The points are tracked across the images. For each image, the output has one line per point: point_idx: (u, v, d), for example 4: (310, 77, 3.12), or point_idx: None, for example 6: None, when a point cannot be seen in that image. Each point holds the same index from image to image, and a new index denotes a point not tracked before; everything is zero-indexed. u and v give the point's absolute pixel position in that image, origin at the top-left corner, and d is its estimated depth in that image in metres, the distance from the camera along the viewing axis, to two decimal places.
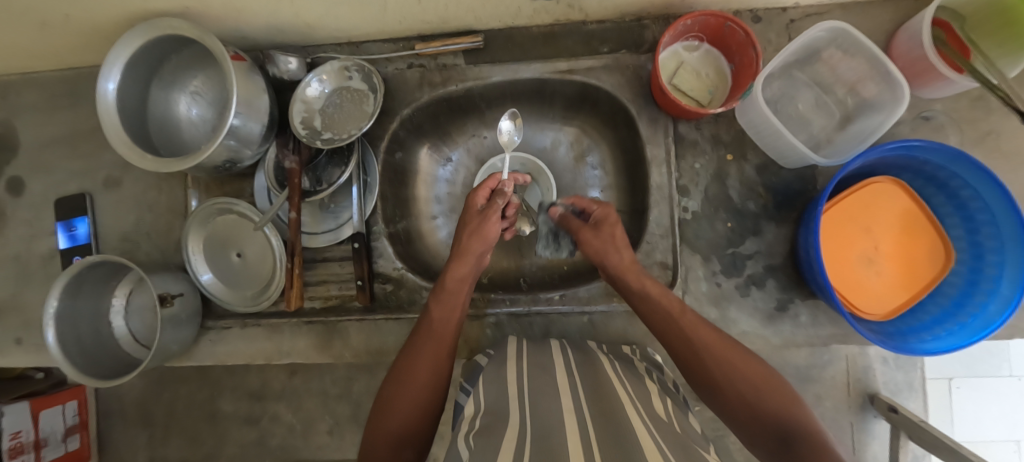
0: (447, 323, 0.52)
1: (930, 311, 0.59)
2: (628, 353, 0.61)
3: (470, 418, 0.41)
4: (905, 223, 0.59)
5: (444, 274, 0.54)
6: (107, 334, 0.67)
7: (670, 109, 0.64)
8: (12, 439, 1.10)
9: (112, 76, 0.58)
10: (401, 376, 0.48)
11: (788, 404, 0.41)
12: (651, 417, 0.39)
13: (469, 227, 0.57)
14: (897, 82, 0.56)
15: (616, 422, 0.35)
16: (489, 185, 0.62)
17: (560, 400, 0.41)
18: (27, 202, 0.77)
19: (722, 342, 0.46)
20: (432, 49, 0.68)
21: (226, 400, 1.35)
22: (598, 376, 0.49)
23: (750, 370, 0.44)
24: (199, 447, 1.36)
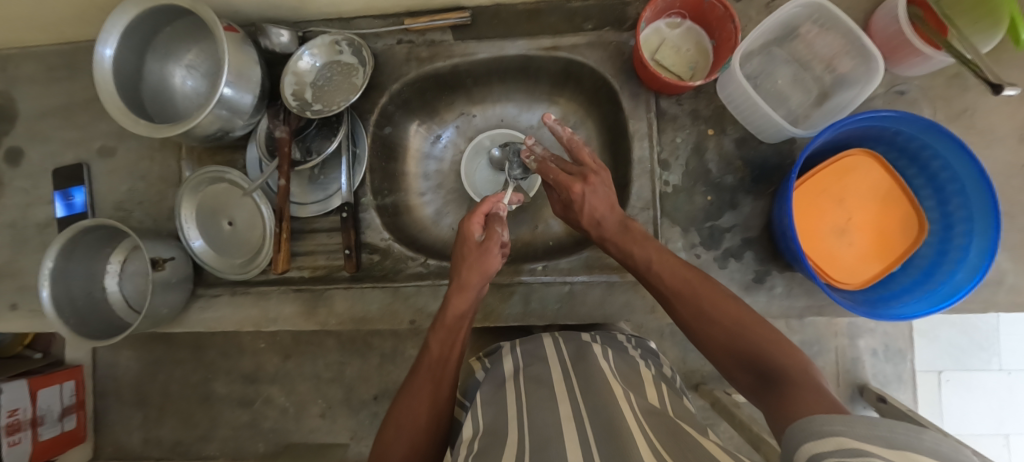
0: (446, 359, 0.53)
1: (902, 280, 0.60)
2: (624, 341, 0.60)
3: (467, 441, 0.42)
4: (879, 194, 0.60)
5: (444, 310, 0.55)
6: (100, 298, 0.69)
7: (652, 83, 0.65)
8: (10, 417, 1.09)
9: (110, 43, 0.61)
10: (399, 415, 0.48)
11: (769, 339, 0.42)
12: (646, 412, 0.40)
13: (469, 260, 0.56)
14: (872, 55, 0.58)
15: (611, 427, 0.36)
16: (483, 210, 0.60)
17: (557, 407, 0.42)
18: (24, 172, 0.79)
19: (698, 289, 0.48)
20: (420, 24, 0.70)
21: (219, 382, 1.36)
22: (589, 368, 0.49)
23: (728, 313, 0.44)
24: (192, 428, 1.38)
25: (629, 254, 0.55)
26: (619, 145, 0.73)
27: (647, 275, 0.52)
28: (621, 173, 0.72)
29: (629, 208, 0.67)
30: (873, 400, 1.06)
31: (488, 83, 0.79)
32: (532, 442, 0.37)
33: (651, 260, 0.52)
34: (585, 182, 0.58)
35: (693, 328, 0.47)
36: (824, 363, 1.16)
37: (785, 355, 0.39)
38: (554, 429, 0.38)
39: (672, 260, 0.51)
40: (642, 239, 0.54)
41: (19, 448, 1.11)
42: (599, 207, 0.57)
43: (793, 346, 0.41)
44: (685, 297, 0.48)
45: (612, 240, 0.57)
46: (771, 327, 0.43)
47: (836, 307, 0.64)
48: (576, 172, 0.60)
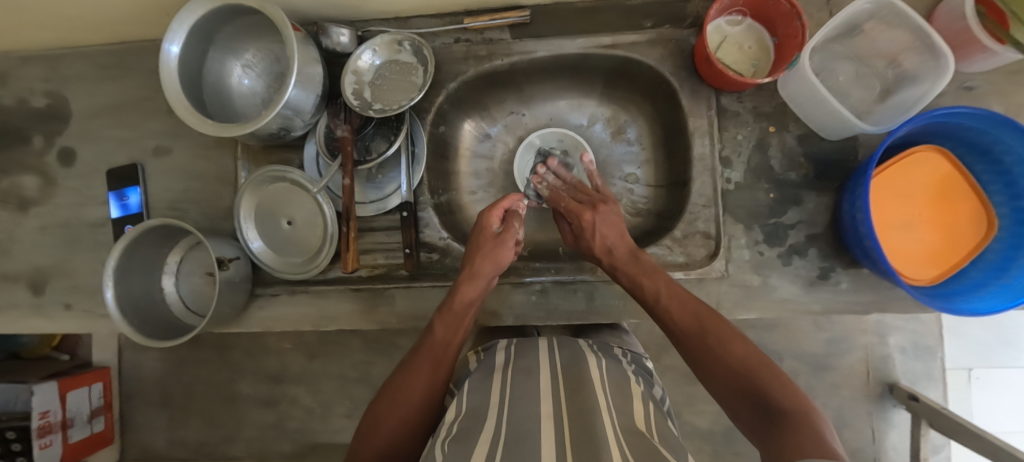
0: (448, 343, 0.54)
1: (972, 275, 0.60)
2: (619, 355, 0.63)
3: (449, 423, 0.44)
4: (946, 191, 0.60)
5: (453, 296, 0.57)
6: (159, 298, 0.69)
7: (714, 80, 0.65)
8: (41, 419, 1.10)
9: (176, 40, 0.60)
10: (396, 389, 0.49)
11: (774, 377, 0.42)
12: (624, 416, 0.42)
13: (485, 250, 0.60)
14: (939, 52, 0.58)
15: (586, 422, 0.38)
16: (504, 205, 0.65)
17: (540, 404, 0.43)
18: (76, 172, 0.79)
19: (707, 325, 0.49)
20: (480, 23, 0.70)
21: (243, 382, 1.36)
22: (579, 372, 0.50)
23: (734, 350, 0.45)
24: (219, 430, 1.37)
25: (638, 284, 0.57)
26: (675, 142, 0.74)
27: (656, 307, 0.54)
28: (679, 171, 0.73)
29: (690, 206, 0.68)
30: (904, 397, 1.06)
31: (540, 82, 0.79)
32: (508, 433, 0.38)
33: (660, 291, 0.54)
34: (595, 211, 0.64)
35: (699, 362, 0.47)
36: (852, 361, 1.17)
37: (784, 393, 0.39)
38: (534, 424, 0.39)
39: (684, 295, 0.53)
40: (652, 270, 0.57)
41: (50, 450, 1.12)
42: (609, 235, 0.62)
43: (797, 388, 0.41)
44: (694, 332, 0.49)
45: (623, 269, 0.59)
46: (776, 369, 0.43)
47: (901, 302, 0.64)
48: (587, 201, 0.67)
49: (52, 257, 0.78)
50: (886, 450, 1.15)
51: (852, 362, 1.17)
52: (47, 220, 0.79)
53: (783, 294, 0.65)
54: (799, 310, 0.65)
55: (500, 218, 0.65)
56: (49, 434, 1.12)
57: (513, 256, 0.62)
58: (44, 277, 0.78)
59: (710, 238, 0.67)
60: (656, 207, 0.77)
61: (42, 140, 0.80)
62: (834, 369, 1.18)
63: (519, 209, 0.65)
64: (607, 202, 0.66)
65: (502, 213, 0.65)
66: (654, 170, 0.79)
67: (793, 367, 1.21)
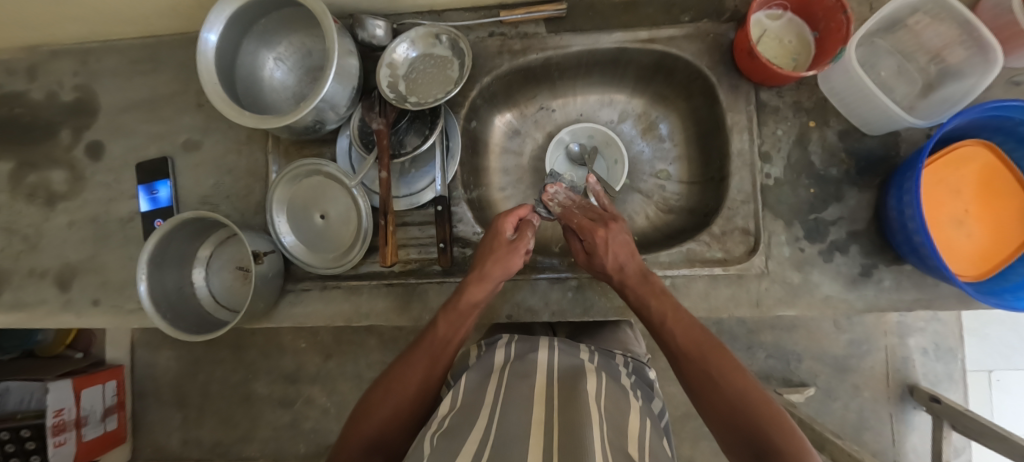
0: (448, 342, 0.53)
1: (1021, 272, 0.58)
2: (619, 367, 0.59)
3: (442, 417, 0.43)
4: (995, 186, 0.59)
5: (459, 296, 0.55)
6: (190, 293, 0.68)
7: (755, 75, 0.64)
8: (55, 417, 1.09)
9: (214, 28, 0.60)
10: (392, 380, 0.50)
11: (773, 416, 0.40)
12: (615, 429, 0.38)
13: (497, 254, 0.57)
14: (988, 46, 0.57)
15: (575, 433, 0.35)
16: (518, 213, 0.61)
17: (532, 411, 0.41)
18: (106, 166, 0.78)
19: (709, 355, 0.47)
20: (516, 17, 0.69)
21: (259, 382, 1.35)
22: (573, 382, 0.47)
23: (735, 385, 0.43)
24: (233, 429, 1.36)
25: (645, 304, 0.54)
26: (711, 138, 0.73)
27: (659, 329, 0.52)
28: (716, 167, 0.72)
29: (728, 201, 0.67)
30: (927, 399, 1.05)
31: (572, 77, 0.79)
32: (495, 438, 0.36)
33: (665, 315, 0.52)
34: (607, 228, 0.57)
35: (697, 393, 0.46)
36: (873, 363, 1.16)
37: (782, 437, 0.38)
38: (523, 430, 0.38)
39: (689, 320, 0.51)
40: (661, 292, 0.54)
41: (65, 448, 1.11)
42: (620, 254, 0.57)
43: (798, 433, 0.39)
44: (695, 361, 0.47)
45: (631, 288, 0.56)
46: (775, 410, 0.41)
47: (946, 300, 0.63)
48: (599, 218, 0.60)
49: (80, 252, 0.78)
50: (908, 452, 1.13)
51: (872, 365, 1.16)
52: (75, 215, 0.78)
53: (825, 292, 0.64)
54: (841, 307, 0.64)
55: (514, 226, 0.61)
56: (64, 432, 1.11)
57: (522, 263, 0.60)
58: (72, 272, 0.77)
59: (749, 234, 0.66)
60: (689, 203, 0.77)
61: (71, 135, 0.80)
62: (855, 370, 1.17)
63: (533, 220, 0.62)
64: (618, 220, 0.60)
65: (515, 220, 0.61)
66: (688, 166, 0.79)
67: (814, 368, 1.19)
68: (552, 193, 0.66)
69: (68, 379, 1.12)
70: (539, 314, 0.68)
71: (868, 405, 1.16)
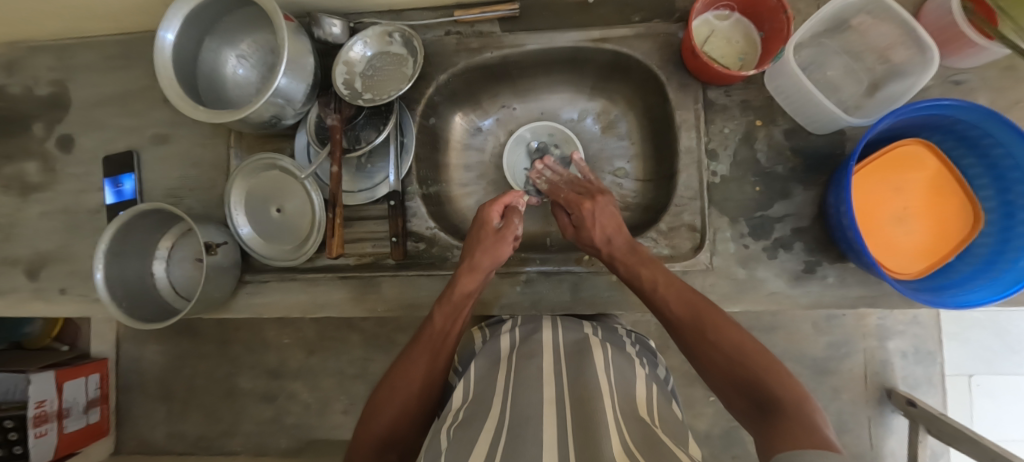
0: (447, 334, 0.56)
1: (960, 270, 0.60)
2: (624, 337, 0.62)
3: (455, 409, 0.44)
4: (934, 183, 0.60)
5: (453, 287, 0.58)
6: (150, 282, 0.70)
7: (700, 74, 0.66)
8: (37, 408, 1.10)
9: (171, 28, 0.61)
10: (397, 376, 0.52)
11: (771, 368, 0.41)
12: (626, 402, 0.43)
13: (485, 244, 0.61)
14: (925, 46, 0.57)
15: (587, 410, 0.39)
16: (506, 201, 0.67)
17: (543, 390, 0.43)
18: (77, 159, 0.80)
19: (704, 313, 0.48)
20: (471, 15, 0.71)
21: (241, 377, 1.36)
22: (581, 358, 0.50)
23: (730, 340, 0.44)
24: (214, 426, 1.37)
25: (636, 275, 0.56)
26: (665, 136, 0.74)
27: (652, 296, 0.54)
28: (667, 164, 0.73)
29: (677, 198, 0.68)
30: (903, 403, 1.02)
31: (533, 75, 0.79)
32: (511, 418, 0.39)
33: (657, 282, 0.54)
34: (593, 201, 0.64)
35: (696, 354, 0.47)
36: (852, 366, 1.15)
37: (782, 386, 0.38)
38: (535, 410, 0.40)
39: (682, 286, 0.53)
40: (649, 261, 0.57)
41: (45, 438, 1.12)
42: (604, 226, 0.62)
43: (796, 381, 0.39)
44: (690, 325, 0.48)
45: (620, 260, 0.59)
46: (773, 358, 0.42)
47: (891, 298, 0.63)
48: (585, 192, 0.67)
49: (51, 242, 0.79)
50: (886, 457, 1.12)
51: (851, 367, 1.15)
52: (47, 206, 0.80)
53: (771, 288, 0.65)
54: (787, 304, 0.64)
55: (500, 213, 0.66)
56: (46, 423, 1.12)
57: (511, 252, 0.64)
58: (42, 261, 0.79)
59: (696, 231, 0.67)
60: (644, 200, 0.77)
61: (44, 128, 0.81)
62: (834, 373, 1.15)
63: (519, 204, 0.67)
64: (605, 194, 0.67)
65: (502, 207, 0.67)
66: (644, 164, 0.79)
67: (793, 370, 1.18)
68: (541, 169, 0.75)
69: (51, 370, 1.14)
70: (490, 306, 0.69)
71: (846, 408, 1.15)
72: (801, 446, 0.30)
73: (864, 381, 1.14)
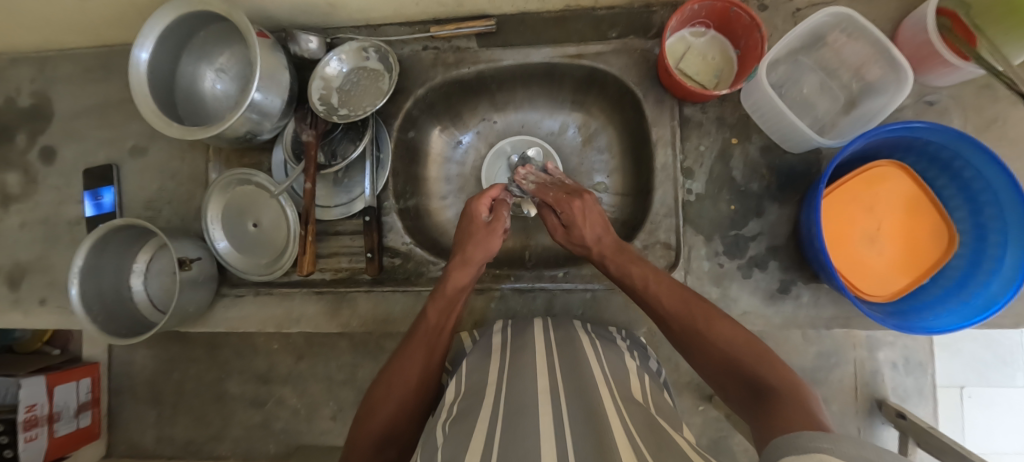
0: (441, 330, 0.53)
1: (933, 292, 0.59)
2: (614, 334, 0.62)
3: (450, 404, 0.45)
4: (907, 203, 0.60)
5: (445, 281, 0.56)
6: (126, 295, 0.70)
7: (676, 90, 0.65)
8: (28, 412, 0.87)
9: (146, 46, 0.61)
10: (392, 374, 0.48)
11: (767, 361, 0.40)
12: (622, 388, 0.44)
13: (476, 237, 0.58)
14: (899, 65, 0.57)
15: (586, 397, 0.39)
16: (490, 194, 0.62)
17: (537, 380, 0.44)
18: (58, 170, 0.81)
19: (696, 309, 0.47)
20: (447, 31, 0.71)
21: (231, 380, 1.06)
22: (575, 353, 0.52)
23: (723, 334, 0.43)
24: (204, 428, 1.07)
25: (627, 273, 0.55)
26: (641, 151, 0.73)
27: (644, 295, 0.53)
28: (644, 180, 0.72)
29: (652, 215, 0.67)
30: (891, 415, 0.82)
31: (511, 88, 0.79)
32: (507, 407, 0.39)
33: (648, 279, 0.53)
34: (582, 199, 0.61)
35: (689, 350, 0.46)
36: None
37: (776, 375, 0.38)
38: (532, 398, 0.40)
39: (672, 284, 0.52)
40: (638, 260, 0.56)
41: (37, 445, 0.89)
42: (594, 226, 0.60)
43: (792, 374, 0.38)
44: (684, 319, 0.47)
45: (611, 259, 0.58)
46: (767, 350, 0.41)
47: (863, 318, 0.63)
48: (571, 192, 0.64)
49: (30, 252, 0.80)
50: None
51: (841, 377, 0.89)
52: (28, 216, 0.81)
53: (743, 307, 0.64)
54: (760, 323, 0.64)
55: (488, 208, 0.62)
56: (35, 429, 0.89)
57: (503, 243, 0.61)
58: (22, 271, 0.79)
59: (671, 248, 0.66)
60: (623, 216, 0.76)
61: (26, 138, 0.82)
62: (824, 383, 0.90)
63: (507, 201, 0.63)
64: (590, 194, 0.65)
65: (490, 202, 0.62)
66: (622, 178, 0.78)
67: None
68: (524, 174, 0.73)
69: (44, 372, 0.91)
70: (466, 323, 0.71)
71: None
72: (794, 428, 0.29)
73: (852, 392, 0.88)
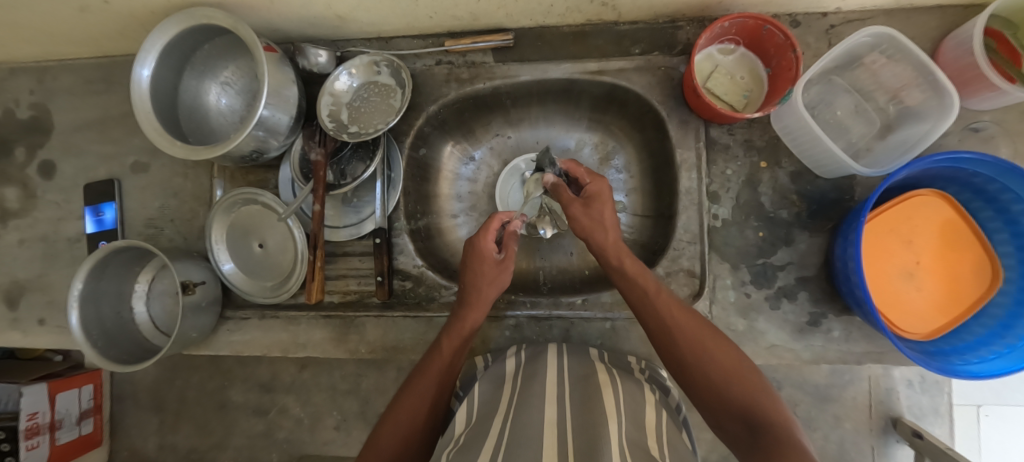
0: (453, 366, 0.50)
1: (974, 331, 0.56)
2: (631, 364, 0.59)
3: (457, 437, 0.42)
4: (947, 236, 0.56)
5: (460, 319, 0.53)
6: (128, 318, 0.67)
7: (703, 111, 0.62)
8: (29, 421, 0.80)
9: (147, 63, 0.58)
10: (398, 409, 0.45)
11: (767, 397, 0.37)
12: (634, 426, 0.39)
13: (487, 276, 0.54)
14: (944, 90, 0.54)
15: (592, 434, 0.36)
16: (495, 226, 0.57)
17: (544, 410, 0.41)
18: (57, 185, 0.79)
19: (697, 332, 0.44)
20: (462, 46, 0.68)
21: (234, 389, 0.99)
22: (590, 381, 0.48)
23: (722, 360, 0.41)
24: (207, 437, 1.00)
25: (631, 281, 0.50)
26: (663, 173, 0.70)
27: (645, 312, 0.48)
28: (666, 203, 0.69)
29: (675, 242, 0.64)
30: (906, 434, 0.73)
31: (527, 104, 0.75)
32: (510, 439, 0.36)
33: (655, 292, 0.48)
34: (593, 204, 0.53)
35: (684, 370, 0.42)
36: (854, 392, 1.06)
37: (772, 410, 0.36)
38: (536, 430, 0.37)
39: (677, 302, 0.47)
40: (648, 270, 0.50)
41: (39, 453, 0.81)
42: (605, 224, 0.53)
43: (788, 411, 0.36)
44: (684, 336, 0.43)
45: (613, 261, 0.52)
46: (763, 380, 0.39)
47: (897, 354, 0.60)
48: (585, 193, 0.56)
49: (29, 270, 0.78)
50: None
51: (855, 394, 0.80)
52: (27, 233, 0.79)
53: (771, 340, 0.61)
54: (788, 358, 0.61)
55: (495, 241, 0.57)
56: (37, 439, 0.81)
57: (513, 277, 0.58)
58: (20, 290, 0.77)
59: (695, 276, 0.63)
60: (641, 239, 0.73)
61: (25, 152, 0.80)
62: (836, 401, 0.81)
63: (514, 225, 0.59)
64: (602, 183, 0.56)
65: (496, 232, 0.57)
66: (641, 199, 0.75)
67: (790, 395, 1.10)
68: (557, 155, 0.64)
69: (45, 382, 0.83)
70: (478, 350, 0.69)
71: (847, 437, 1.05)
72: None
73: (865, 412, 0.80)
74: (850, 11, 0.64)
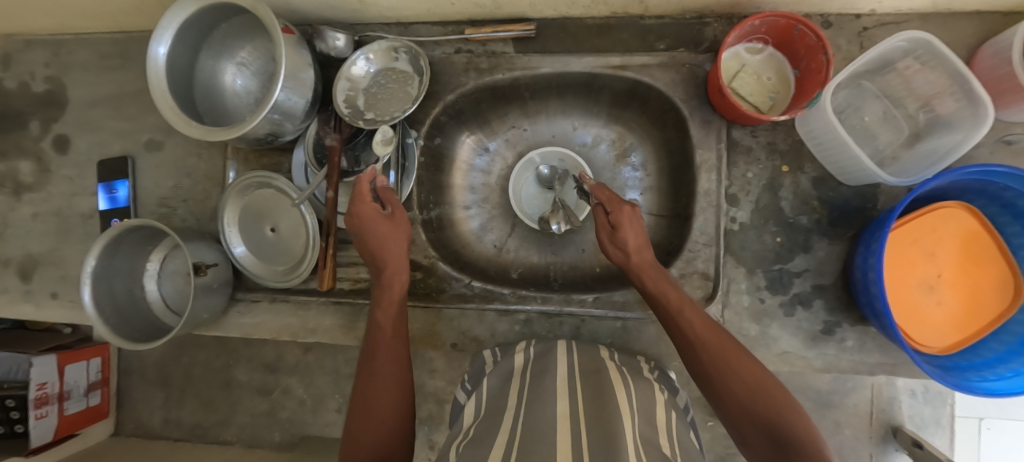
0: (398, 336, 0.49)
1: (993, 348, 0.55)
2: (641, 363, 0.58)
3: (466, 429, 0.42)
4: (970, 249, 0.55)
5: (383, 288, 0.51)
6: (139, 296, 0.68)
7: (727, 112, 0.61)
8: (37, 391, 0.80)
9: (164, 40, 0.57)
10: (364, 401, 0.44)
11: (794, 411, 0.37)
12: (646, 423, 0.39)
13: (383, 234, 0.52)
14: (980, 100, 0.52)
15: (607, 428, 0.35)
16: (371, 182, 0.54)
17: (557, 405, 0.41)
18: (71, 160, 0.79)
19: (722, 345, 0.42)
20: (482, 35, 0.67)
21: (240, 367, 1.00)
22: (601, 378, 0.47)
23: (749, 375, 0.40)
24: (210, 413, 1.01)
25: (661, 291, 0.49)
26: (682, 172, 0.69)
27: (675, 319, 0.46)
28: (683, 203, 0.68)
29: (691, 243, 0.63)
30: (907, 443, 0.72)
31: (545, 97, 0.74)
32: (524, 433, 0.36)
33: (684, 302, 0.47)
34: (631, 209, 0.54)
35: (711, 382, 0.41)
36: None
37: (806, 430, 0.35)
38: (550, 425, 0.37)
39: (703, 314, 0.46)
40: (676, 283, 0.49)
41: (47, 423, 0.82)
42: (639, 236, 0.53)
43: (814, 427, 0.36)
44: (714, 348, 0.42)
45: (647, 274, 0.51)
46: (789, 395, 0.39)
47: (911, 367, 0.60)
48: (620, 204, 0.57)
49: (42, 244, 0.79)
50: None
51: (857, 402, 0.80)
52: (41, 207, 0.79)
53: (783, 347, 0.61)
54: (798, 365, 0.61)
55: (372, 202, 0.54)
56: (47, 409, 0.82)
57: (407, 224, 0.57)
58: (34, 263, 0.78)
59: (709, 279, 0.62)
60: (656, 238, 0.72)
61: (39, 126, 0.80)
62: (838, 407, 0.80)
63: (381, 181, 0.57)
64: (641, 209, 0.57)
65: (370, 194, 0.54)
66: (657, 197, 0.74)
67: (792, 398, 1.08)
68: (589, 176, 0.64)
69: (54, 352, 0.84)
70: (487, 344, 0.69)
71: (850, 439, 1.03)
72: None
73: (867, 419, 0.79)
74: (885, 14, 0.62)
